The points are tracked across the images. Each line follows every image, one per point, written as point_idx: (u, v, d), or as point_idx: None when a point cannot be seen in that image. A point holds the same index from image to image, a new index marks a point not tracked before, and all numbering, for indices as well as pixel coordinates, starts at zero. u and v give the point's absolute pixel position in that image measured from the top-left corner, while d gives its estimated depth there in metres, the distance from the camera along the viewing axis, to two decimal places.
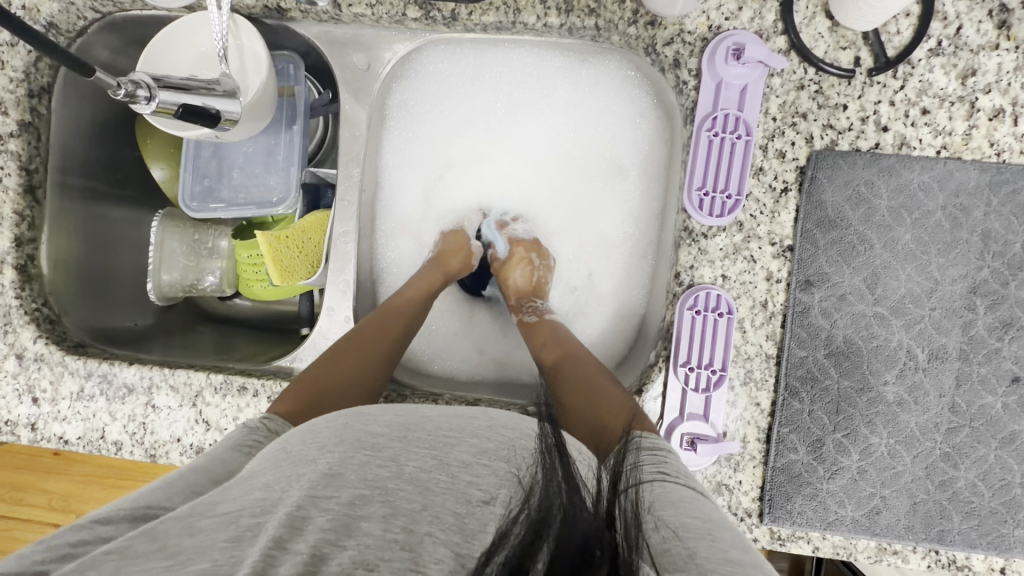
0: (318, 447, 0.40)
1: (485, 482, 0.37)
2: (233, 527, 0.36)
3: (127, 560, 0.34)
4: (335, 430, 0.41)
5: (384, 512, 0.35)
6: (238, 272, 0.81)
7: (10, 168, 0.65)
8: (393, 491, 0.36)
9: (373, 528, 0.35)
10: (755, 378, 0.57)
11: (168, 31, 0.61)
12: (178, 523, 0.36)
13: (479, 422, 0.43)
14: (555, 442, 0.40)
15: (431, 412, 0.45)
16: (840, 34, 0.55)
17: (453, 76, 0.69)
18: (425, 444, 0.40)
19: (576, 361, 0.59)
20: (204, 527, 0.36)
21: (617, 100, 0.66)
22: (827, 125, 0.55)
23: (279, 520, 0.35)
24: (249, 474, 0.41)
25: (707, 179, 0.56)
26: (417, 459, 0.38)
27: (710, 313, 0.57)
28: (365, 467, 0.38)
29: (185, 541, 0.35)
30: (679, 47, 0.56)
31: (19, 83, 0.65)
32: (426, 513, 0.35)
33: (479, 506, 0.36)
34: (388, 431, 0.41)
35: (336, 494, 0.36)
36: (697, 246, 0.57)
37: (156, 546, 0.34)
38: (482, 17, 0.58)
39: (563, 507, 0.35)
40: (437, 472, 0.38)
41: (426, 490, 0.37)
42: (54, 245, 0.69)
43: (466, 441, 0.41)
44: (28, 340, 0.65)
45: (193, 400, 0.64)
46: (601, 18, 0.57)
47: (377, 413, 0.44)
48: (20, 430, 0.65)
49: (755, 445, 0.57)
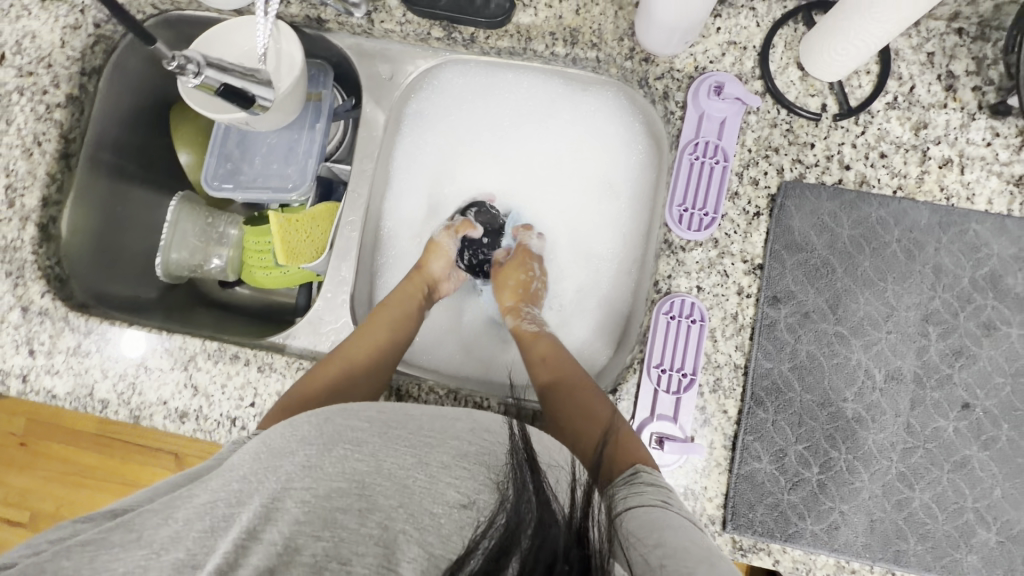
0: (299, 441, 0.42)
1: (465, 486, 0.40)
2: (208, 517, 0.40)
3: (104, 550, 0.39)
4: (315, 423, 0.44)
5: (361, 506, 0.38)
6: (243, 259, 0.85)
7: (51, 134, 0.69)
8: (370, 485, 0.39)
9: (349, 521, 0.38)
10: (724, 386, 0.60)
11: (215, 32, 0.68)
12: (156, 515, 0.41)
13: (462, 424, 0.45)
14: (524, 456, 0.42)
15: (415, 411, 0.47)
16: (809, 83, 0.62)
17: (466, 92, 0.75)
18: (406, 442, 0.42)
19: (583, 385, 0.60)
20: (184, 516, 0.40)
21: (613, 127, 0.73)
22: (796, 159, 0.62)
23: (253, 511, 0.38)
24: (229, 465, 0.44)
25: (688, 197, 0.62)
26: (398, 457, 0.41)
27: (685, 319, 0.60)
28: (344, 461, 0.40)
29: (160, 531, 0.39)
30: (669, 81, 0.64)
31: (74, 61, 0.70)
32: (402, 511, 0.38)
33: (455, 506, 0.39)
34: (369, 427, 0.44)
35: (314, 487, 0.39)
36: (676, 257, 0.62)
37: (133, 536, 0.39)
38: (497, 42, 0.66)
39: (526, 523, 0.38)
40: (416, 471, 0.40)
41: (405, 488, 0.39)
42: (76, 207, 0.73)
43: (447, 443, 0.43)
44: (36, 294, 0.67)
45: (185, 364, 0.66)
46: (602, 52, 0.65)
47: (360, 408, 0.46)
48: (11, 381, 0.67)
49: (721, 452, 0.59)
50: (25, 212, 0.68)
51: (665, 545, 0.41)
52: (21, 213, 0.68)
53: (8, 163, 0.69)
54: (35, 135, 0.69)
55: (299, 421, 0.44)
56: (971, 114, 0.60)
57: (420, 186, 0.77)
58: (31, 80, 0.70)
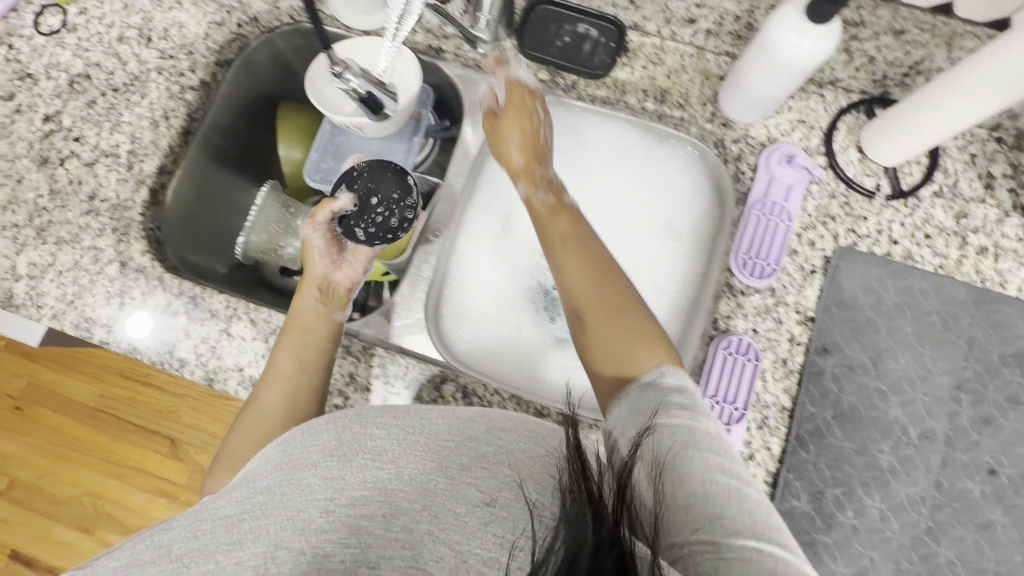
0: (319, 452, 0.45)
1: (484, 484, 0.41)
2: (232, 528, 0.42)
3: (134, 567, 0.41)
4: (335, 432, 0.47)
5: (385, 512, 0.40)
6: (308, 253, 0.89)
7: (180, 112, 0.76)
8: (392, 493, 0.42)
9: (375, 528, 0.40)
10: (770, 424, 0.64)
11: (344, 44, 0.77)
12: (184, 529, 0.43)
13: (479, 425, 0.47)
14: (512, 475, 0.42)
15: (432, 414, 0.49)
16: (866, 164, 0.71)
17: (555, 129, 0.81)
18: (422, 447, 0.45)
19: (579, 264, 0.59)
20: (208, 530, 0.42)
21: (682, 178, 0.80)
22: (850, 228, 0.69)
23: (275, 524, 0.41)
24: (251, 475, 0.47)
25: (753, 249, 0.68)
26: (415, 462, 0.43)
27: (741, 357, 0.65)
28: (348, 467, 0.43)
29: (189, 544, 0.41)
30: (743, 146, 0.72)
31: (214, 53, 0.78)
32: (426, 513, 0.40)
33: (479, 505, 0.40)
34: (388, 435, 0.46)
35: (337, 496, 0.42)
36: (735, 300, 0.68)
37: (165, 553, 0.41)
38: (595, 91, 0.75)
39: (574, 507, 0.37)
40: (436, 474, 0.42)
41: (426, 490, 0.41)
42: (182, 181, 0.78)
43: (465, 445, 0.45)
44: (136, 252, 0.71)
45: (266, 335, 0.69)
46: (686, 113, 0.74)
47: (377, 413, 0.49)
48: (96, 329, 0.70)
49: (763, 486, 0.63)
50: (142, 176, 0.74)
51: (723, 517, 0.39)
52: (138, 177, 0.74)
53: (135, 131, 0.75)
54: (165, 110, 0.76)
55: (318, 430, 0.48)
56: (1006, 211, 0.68)
57: (498, 211, 0.84)
58: (172, 62, 0.77)
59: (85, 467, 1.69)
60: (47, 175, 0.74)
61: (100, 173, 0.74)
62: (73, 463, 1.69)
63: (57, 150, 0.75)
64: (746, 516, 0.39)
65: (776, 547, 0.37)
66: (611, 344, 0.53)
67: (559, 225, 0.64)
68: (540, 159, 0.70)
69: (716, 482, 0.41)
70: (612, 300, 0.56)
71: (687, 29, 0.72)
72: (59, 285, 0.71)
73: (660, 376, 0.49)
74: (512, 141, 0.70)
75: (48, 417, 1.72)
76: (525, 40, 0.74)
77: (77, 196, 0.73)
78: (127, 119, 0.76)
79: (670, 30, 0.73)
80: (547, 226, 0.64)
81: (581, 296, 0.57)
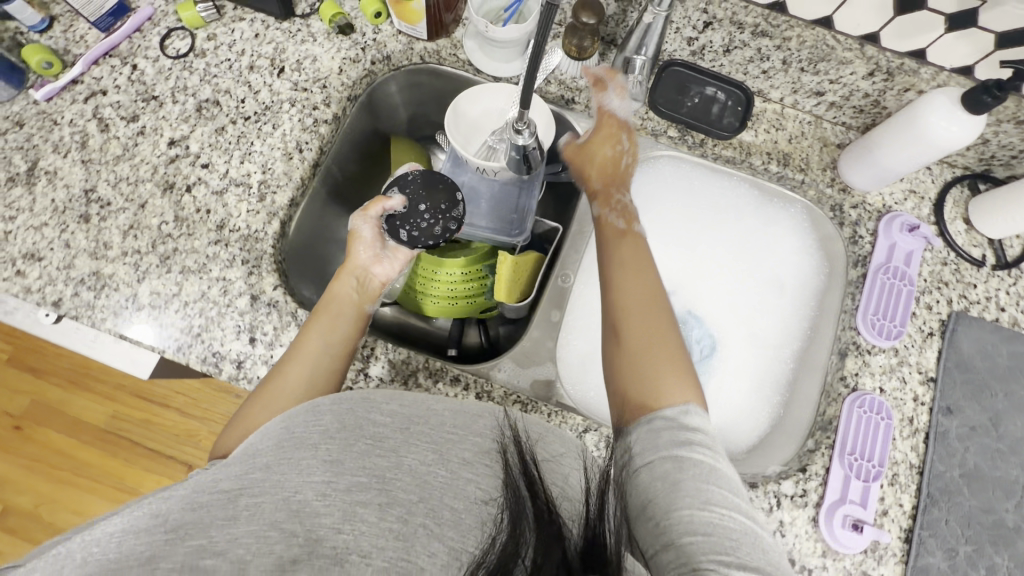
0: (321, 432, 0.46)
1: (484, 483, 0.46)
2: (270, 511, 0.42)
3: (131, 535, 0.40)
4: (338, 413, 0.48)
5: (380, 500, 0.43)
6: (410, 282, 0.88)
7: (313, 145, 0.76)
8: (391, 480, 0.44)
9: (369, 515, 0.43)
10: (901, 481, 0.67)
11: (478, 90, 0.78)
12: (183, 500, 0.42)
13: (483, 420, 0.50)
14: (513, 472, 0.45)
15: (436, 404, 0.51)
16: (973, 235, 0.76)
17: (671, 183, 0.86)
18: (425, 440, 0.47)
19: (647, 316, 0.57)
20: (205, 503, 0.42)
21: (791, 234, 0.84)
22: (961, 294, 0.74)
23: (330, 515, 0.42)
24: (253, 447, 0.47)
25: (879, 310, 0.72)
26: (417, 453, 0.46)
27: (874, 415, 0.68)
28: (365, 457, 0.45)
29: (187, 516, 0.41)
30: (861, 211, 0.77)
31: (347, 88, 0.78)
32: (421, 505, 0.43)
33: (477, 503, 0.45)
34: (391, 422, 0.48)
35: (334, 480, 0.43)
36: (862, 358, 0.71)
37: (161, 522, 0.41)
38: (721, 150, 0.79)
39: (539, 524, 0.41)
40: (437, 466, 0.46)
41: (426, 482, 0.45)
42: (305, 212, 0.78)
43: (468, 438, 0.48)
44: (269, 285, 0.70)
45: (406, 377, 0.67)
46: (807, 176, 0.78)
47: (385, 399, 0.50)
48: (225, 365, 0.67)
49: (898, 542, 0.65)
50: (274, 208, 0.73)
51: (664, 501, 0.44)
52: (270, 208, 0.72)
53: (267, 161, 0.74)
54: (298, 142, 0.75)
55: (321, 409, 0.48)
56: None
57: None
58: (305, 95, 0.77)
59: (90, 494, 1.49)
60: (173, 202, 0.72)
61: (230, 202, 0.72)
62: (74, 489, 1.48)
63: (184, 176, 0.73)
64: (759, 553, 0.41)
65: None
66: (676, 395, 0.51)
67: (620, 246, 0.64)
68: (617, 183, 0.71)
69: (734, 517, 0.43)
70: (669, 364, 0.54)
71: (812, 100, 0.77)
72: (185, 317, 0.68)
73: (687, 412, 0.49)
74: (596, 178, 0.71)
75: (48, 436, 1.51)
76: (658, 99, 0.78)
77: (205, 225, 0.71)
78: (259, 149, 0.75)
79: (793, 99, 0.78)
80: (613, 245, 0.64)
81: (634, 334, 0.56)
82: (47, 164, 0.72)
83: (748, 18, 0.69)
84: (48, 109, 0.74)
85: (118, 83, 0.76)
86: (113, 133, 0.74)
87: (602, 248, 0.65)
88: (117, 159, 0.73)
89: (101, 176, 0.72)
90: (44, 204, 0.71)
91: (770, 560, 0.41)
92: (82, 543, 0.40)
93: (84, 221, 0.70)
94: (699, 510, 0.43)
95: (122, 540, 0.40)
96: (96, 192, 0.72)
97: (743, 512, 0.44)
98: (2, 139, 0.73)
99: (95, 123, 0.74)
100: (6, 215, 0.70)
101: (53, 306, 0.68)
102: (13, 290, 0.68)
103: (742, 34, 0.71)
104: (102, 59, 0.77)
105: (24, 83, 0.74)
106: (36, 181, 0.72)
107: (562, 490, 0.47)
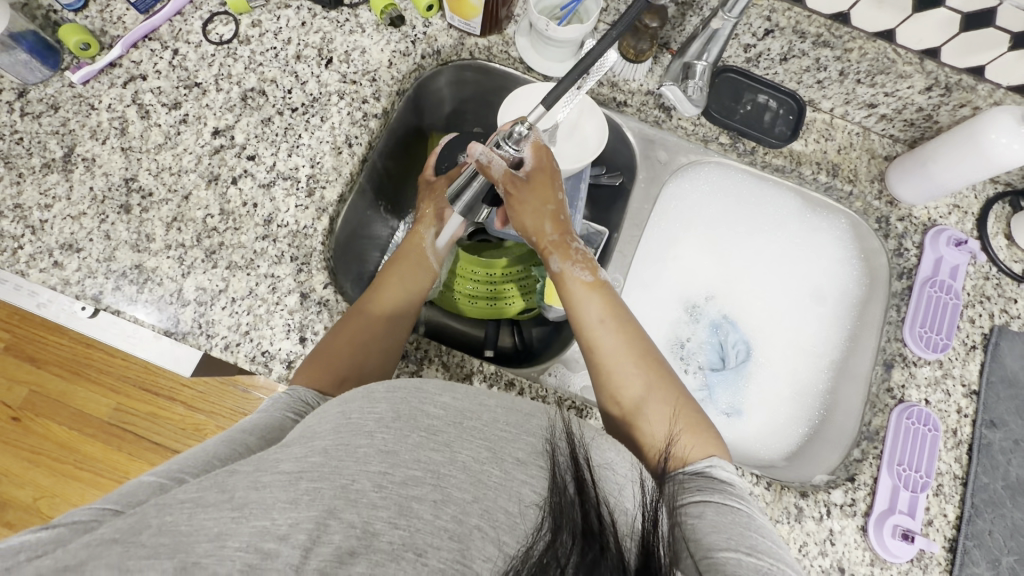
0: (377, 420, 0.39)
1: (541, 484, 0.38)
2: (293, 489, 0.35)
3: (201, 507, 0.34)
4: (393, 403, 0.40)
5: (435, 497, 0.35)
6: (447, 282, 0.89)
7: (362, 139, 0.74)
8: (445, 477, 0.36)
9: (424, 511, 0.34)
10: (945, 491, 0.68)
11: (520, 91, 0.76)
12: (246, 477, 0.36)
13: (539, 422, 0.43)
14: (566, 452, 0.40)
15: (490, 398, 0.44)
16: (1015, 250, 0.77)
17: (716, 188, 0.87)
18: (481, 435, 0.39)
19: (644, 379, 0.57)
20: (269, 482, 0.35)
21: (833, 245, 0.86)
22: (1003, 308, 0.75)
23: (375, 491, 0.35)
24: (309, 435, 0.40)
25: (926, 324, 0.73)
26: (472, 449, 0.38)
27: (923, 427, 0.69)
28: (419, 449, 0.37)
29: (252, 493, 0.34)
30: (908, 224, 0.78)
31: (396, 81, 0.76)
32: (477, 506, 0.35)
33: (531, 507, 0.37)
34: (445, 416, 0.41)
35: (390, 472, 0.36)
36: (909, 369, 0.72)
37: (226, 497, 0.34)
38: (772, 159, 0.79)
39: (584, 536, 0.34)
40: (490, 465, 0.38)
41: (480, 481, 0.37)
42: (350, 207, 0.76)
43: (522, 439, 0.41)
44: (319, 284, 0.68)
45: (460, 379, 0.67)
46: (856, 188, 0.79)
47: (438, 390, 0.43)
48: (274, 365, 0.65)
49: (943, 552, 0.66)
50: (323, 204, 0.70)
51: (707, 526, 0.42)
52: (319, 204, 0.70)
53: (316, 155, 0.72)
54: (347, 136, 0.73)
55: (378, 397, 0.41)
56: None
57: (657, 257, 0.86)
58: (354, 88, 0.75)
59: (95, 490, 1.39)
60: (218, 194, 0.69)
61: (278, 196, 0.70)
62: (80, 484, 1.39)
63: (229, 167, 0.70)
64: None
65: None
66: (694, 452, 0.51)
67: (598, 306, 0.63)
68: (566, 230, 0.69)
69: (784, 570, 0.39)
70: (680, 420, 0.54)
71: (863, 111, 0.77)
72: (233, 314, 0.66)
73: (710, 467, 0.49)
74: (547, 230, 0.68)
75: (51, 429, 1.41)
76: (710, 105, 0.78)
77: (252, 219, 0.69)
78: (307, 142, 0.72)
79: (844, 110, 0.79)
80: (591, 305, 0.63)
81: (633, 399, 0.56)
82: (85, 150, 0.69)
83: (811, 28, 0.69)
84: (84, 93, 0.71)
85: (158, 68, 0.73)
86: (154, 120, 0.71)
87: (577, 309, 0.63)
88: (159, 148, 0.70)
89: (142, 164, 0.69)
90: (81, 192, 0.68)
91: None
92: (154, 504, 0.35)
93: (125, 211, 0.68)
94: (747, 555, 0.39)
95: (193, 512, 0.33)
96: (137, 181, 0.69)
97: (790, 568, 0.40)
98: (37, 122, 0.70)
99: (134, 109, 0.71)
100: (42, 202, 0.67)
101: (92, 299, 0.65)
102: (50, 281, 0.65)
103: (803, 43, 0.71)
104: (140, 43, 0.74)
105: (60, 65, 0.71)
106: (73, 168, 0.68)
107: (618, 501, 0.39)
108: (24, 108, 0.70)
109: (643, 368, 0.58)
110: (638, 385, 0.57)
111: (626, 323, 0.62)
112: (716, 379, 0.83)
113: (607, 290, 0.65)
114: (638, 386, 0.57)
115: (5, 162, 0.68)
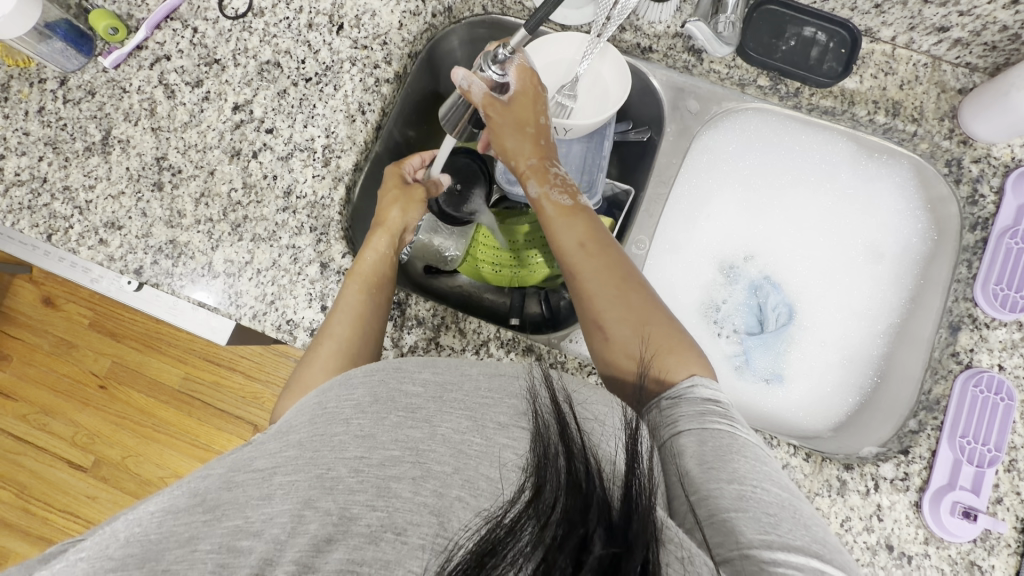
0: (353, 407, 0.39)
1: (523, 447, 0.36)
2: (266, 484, 0.36)
3: (171, 513, 0.35)
4: (369, 387, 0.40)
5: (414, 474, 0.35)
6: (467, 251, 0.87)
7: (376, 107, 0.73)
8: (424, 453, 0.36)
9: (403, 490, 0.34)
10: (1020, 467, 0.61)
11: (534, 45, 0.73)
12: (219, 478, 0.37)
13: (521, 384, 0.41)
14: (549, 398, 0.38)
15: (468, 367, 0.42)
16: None
17: (756, 138, 0.79)
18: (462, 405, 0.38)
19: (623, 303, 0.53)
20: (240, 482, 0.36)
21: (894, 195, 0.76)
22: None
23: (379, 457, 0.36)
24: (285, 427, 0.40)
25: (1004, 279, 0.66)
26: (452, 421, 0.37)
27: (992, 394, 0.62)
28: (397, 428, 0.37)
29: (224, 495, 0.36)
30: (985, 166, 0.68)
31: (407, 44, 0.74)
32: (458, 478, 0.35)
33: (514, 470, 0.35)
34: (424, 392, 0.39)
35: (367, 455, 0.36)
36: (979, 332, 0.65)
37: (198, 501, 0.36)
38: (820, 100, 0.71)
39: (570, 490, 0.32)
40: (472, 435, 0.37)
41: (461, 452, 0.36)
42: (367, 178, 0.76)
43: (505, 402, 0.39)
44: (337, 254, 0.69)
45: (477, 346, 0.66)
46: (922, 127, 0.69)
47: (417, 367, 0.42)
48: (299, 332, 0.67)
49: (1013, 533, 0.59)
50: (340, 174, 0.71)
51: (704, 460, 0.38)
52: (335, 173, 0.71)
53: (330, 125, 0.72)
54: (360, 103, 0.73)
55: (355, 382, 0.41)
56: None
57: (688, 217, 0.81)
58: (365, 53, 0.74)
59: (174, 451, 1.53)
60: (240, 168, 0.71)
61: (296, 168, 0.71)
62: (159, 445, 1.54)
63: (250, 142, 0.72)
64: (801, 530, 0.35)
65: (834, 566, 0.34)
66: (681, 372, 0.47)
67: (577, 231, 0.59)
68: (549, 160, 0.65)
69: (768, 489, 0.37)
70: (664, 342, 0.50)
71: (932, 37, 0.67)
72: (258, 284, 0.68)
73: (693, 386, 0.44)
74: (526, 153, 0.65)
75: (132, 397, 1.56)
76: (748, 42, 0.70)
77: (273, 191, 0.71)
78: (322, 112, 0.72)
79: (908, 37, 0.69)
80: (569, 229, 0.60)
81: (614, 326, 0.52)
82: (120, 132, 0.73)
83: None
84: (117, 77, 0.74)
85: (181, 47, 0.75)
86: (179, 99, 0.73)
87: (556, 236, 0.60)
88: (185, 126, 0.73)
89: (171, 143, 0.72)
90: (119, 172, 0.72)
91: (814, 536, 0.35)
92: (124, 522, 0.36)
93: (158, 189, 0.71)
94: (729, 484, 0.37)
95: (162, 519, 0.35)
96: (168, 159, 0.72)
97: (776, 482, 0.38)
98: (77, 108, 0.74)
99: (161, 90, 0.74)
100: (87, 183, 0.72)
101: (135, 273, 0.69)
102: (98, 258, 0.70)
103: None
104: (164, 23, 0.75)
105: (94, 51, 0.74)
106: (111, 149, 0.72)
107: (604, 450, 0.36)
108: (66, 95, 0.74)
109: (626, 294, 0.54)
110: (621, 313, 0.53)
111: (607, 249, 0.57)
112: (751, 344, 0.77)
113: (590, 218, 0.61)
114: (620, 313, 0.53)
115: (53, 146, 0.73)
